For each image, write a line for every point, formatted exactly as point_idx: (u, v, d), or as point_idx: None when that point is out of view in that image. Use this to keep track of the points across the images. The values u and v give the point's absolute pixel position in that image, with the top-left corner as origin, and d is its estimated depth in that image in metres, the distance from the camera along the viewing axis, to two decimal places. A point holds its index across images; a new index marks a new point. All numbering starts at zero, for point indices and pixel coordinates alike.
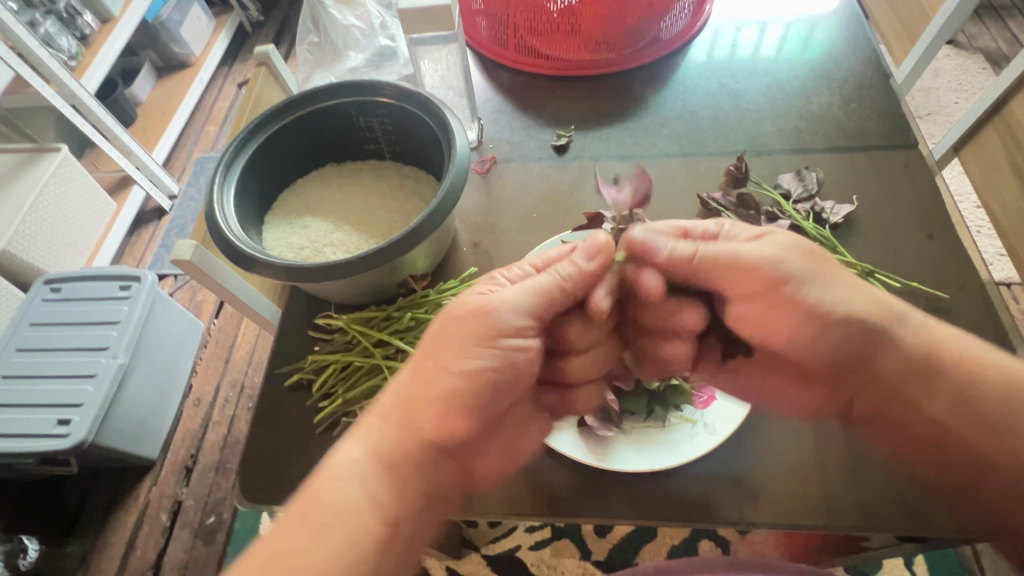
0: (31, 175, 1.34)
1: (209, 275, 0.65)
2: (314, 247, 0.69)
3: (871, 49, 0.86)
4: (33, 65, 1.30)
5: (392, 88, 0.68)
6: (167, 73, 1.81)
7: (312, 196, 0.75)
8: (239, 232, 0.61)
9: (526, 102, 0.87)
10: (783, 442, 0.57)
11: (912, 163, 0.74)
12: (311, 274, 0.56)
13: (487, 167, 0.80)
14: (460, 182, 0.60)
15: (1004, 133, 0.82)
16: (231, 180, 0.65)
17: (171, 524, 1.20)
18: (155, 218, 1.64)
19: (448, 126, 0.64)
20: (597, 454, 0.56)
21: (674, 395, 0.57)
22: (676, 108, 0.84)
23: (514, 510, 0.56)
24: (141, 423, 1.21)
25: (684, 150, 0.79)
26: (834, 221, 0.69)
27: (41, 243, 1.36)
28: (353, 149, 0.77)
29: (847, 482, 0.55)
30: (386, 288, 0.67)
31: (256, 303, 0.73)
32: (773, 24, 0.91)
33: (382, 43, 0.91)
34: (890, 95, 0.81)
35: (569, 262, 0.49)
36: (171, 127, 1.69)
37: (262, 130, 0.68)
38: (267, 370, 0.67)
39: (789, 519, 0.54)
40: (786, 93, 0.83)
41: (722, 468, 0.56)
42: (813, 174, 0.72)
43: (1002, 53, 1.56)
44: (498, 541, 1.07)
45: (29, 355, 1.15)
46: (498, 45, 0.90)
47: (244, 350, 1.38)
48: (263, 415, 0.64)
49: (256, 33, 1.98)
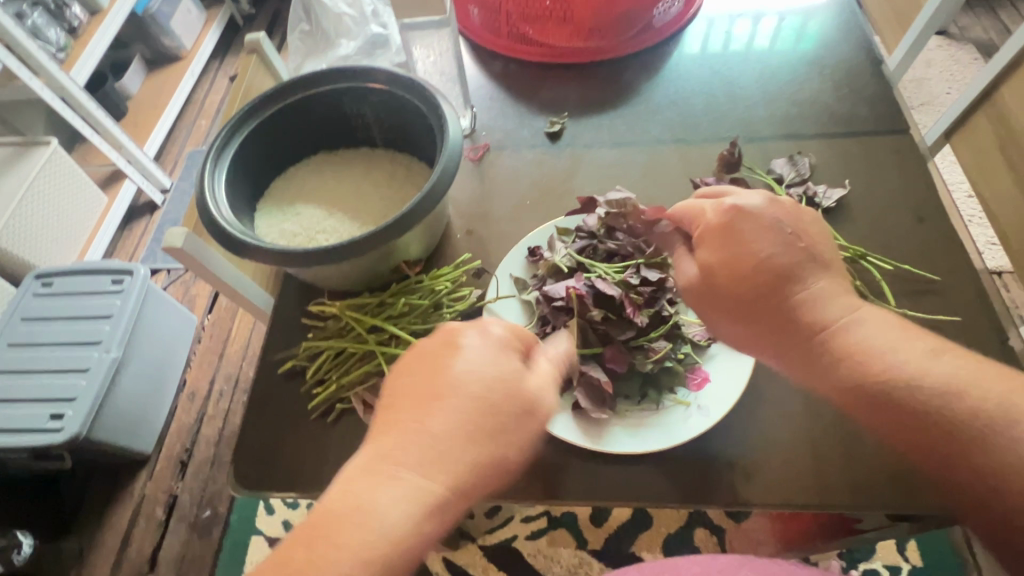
0: (21, 169, 1.33)
1: (202, 263, 0.64)
2: (306, 234, 0.69)
3: (862, 35, 0.86)
4: (22, 57, 1.29)
5: (383, 75, 0.68)
6: (158, 67, 1.79)
7: (304, 185, 0.74)
8: (230, 217, 0.60)
9: (520, 90, 0.86)
10: (774, 424, 0.58)
11: (902, 148, 0.75)
12: (301, 259, 0.56)
13: (480, 154, 0.80)
14: (453, 166, 0.60)
15: (994, 120, 0.83)
16: (222, 167, 0.64)
17: (166, 518, 1.20)
18: (148, 213, 1.63)
19: (441, 111, 0.64)
20: (592, 438, 0.56)
21: (668, 378, 0.57)
22: (668, 95, 0.84)
23: (510, 495, 0.56)
24: (136, 417, 1.20)
25: (678, 137, 0.79)
26: (825, 205, 0.70)
27: (32, 238, 1.35)
28: (344, 137, 0.77)
29: (840, 462, 0.55)
30: (379, 274, 0.66)
31: (249, 293, 0.73)
32: (768, 14, 0.91)
33: (374, 30, 0.90)
34: (882, 82, 0.81)
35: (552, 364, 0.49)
36: (163, 120, 1.68)
37: (253, 117, 0.68)
38: (261, 357, 0.67)
39: (782, 497, 0.54)
40: (778, 80, 0.83)
41: (717, 449, 0.57)
42: (806, 159, 0.72)
43: (994, 43, 1.57)
44: (495, 531, 1.07)
45: (21, 351, 1.15)
46: (491, 33, 0.90)
47: (238, 344, 1.38)
48: (257, 404, 0.64)
49: (247, 26, 1.96)
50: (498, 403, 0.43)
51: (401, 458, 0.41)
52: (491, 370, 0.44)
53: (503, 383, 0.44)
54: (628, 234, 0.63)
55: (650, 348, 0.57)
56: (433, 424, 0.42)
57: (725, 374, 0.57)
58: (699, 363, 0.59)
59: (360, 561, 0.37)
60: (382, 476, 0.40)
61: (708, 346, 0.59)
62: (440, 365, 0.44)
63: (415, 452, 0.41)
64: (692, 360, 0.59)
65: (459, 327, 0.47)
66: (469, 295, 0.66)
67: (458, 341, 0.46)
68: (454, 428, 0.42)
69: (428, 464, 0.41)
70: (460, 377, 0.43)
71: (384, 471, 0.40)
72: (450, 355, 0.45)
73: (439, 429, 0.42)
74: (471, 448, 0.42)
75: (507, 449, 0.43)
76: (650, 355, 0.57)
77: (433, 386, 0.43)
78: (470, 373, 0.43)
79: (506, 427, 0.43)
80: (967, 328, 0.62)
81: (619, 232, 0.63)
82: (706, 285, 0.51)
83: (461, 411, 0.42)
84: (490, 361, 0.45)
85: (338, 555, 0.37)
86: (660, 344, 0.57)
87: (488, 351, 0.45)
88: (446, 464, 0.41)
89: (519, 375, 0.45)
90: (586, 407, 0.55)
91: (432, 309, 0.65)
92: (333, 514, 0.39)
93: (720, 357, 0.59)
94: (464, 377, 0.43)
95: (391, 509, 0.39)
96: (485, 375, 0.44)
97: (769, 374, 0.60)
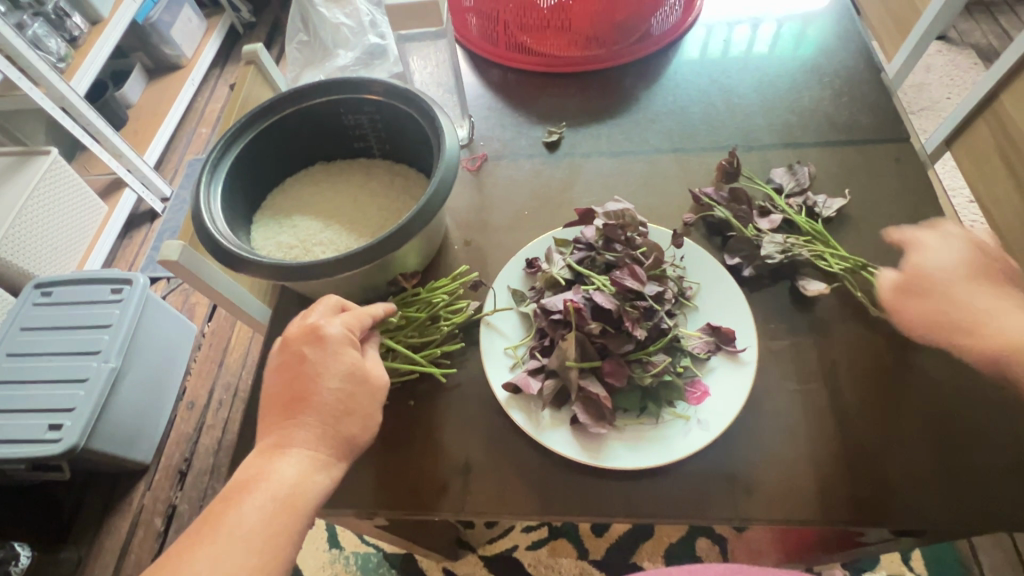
0: (21, 178, 1.33)
1: (197, 274, 0.64)
2: (304, 245, 0.68)
3: (862, 42, 0.86)
4: (22, 67, 1.29)
5: (380, 86, 0.68)
6: (158, 75, 1.79)
7: (301, 197, 0.74)
8: (226, 231, 0.60)
9: (518, 100, 0.86)
10: (775, 437, 0.57)
11: (903, 156, 0.74)
12: (296, 272, 0.56)
13: (478, 164, 0.80)
14: (450, 177, 0.59)
15: (995, 127, 0.82)
16: (218, 180, 0.64)
17: (165, 528, 1.19)
18: (148, 221, 1.63)
19: (438, 122, 0.63)
20: (589, 452, 0.55)
21: (667, 392, 0.56)
22: (667, 104, 0.83)
23: (507, 510, 0.56)
24: (135, 426, 1.20)
25: (677, 146, 0.79)
26: (826, 215, 0.69)
27: (32, 247, 1.35)
28: (341, 147, 0.77)
29: (842, 475, 0.55)
30: (376, 287, 0.66)
31: (245, 303, 0.73)
32: (766, 21, 0.91)
33: (372, 41, 0.90)
34: (881, 90, 0.80)
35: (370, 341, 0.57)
36: (162, 129, 1.68)
37: (249, 129, 0.67)
38: (257, 370, 0.67)
39: (784, 513, 0.54)
40: (777, 88, 0.83)
41: (717, 462, 0.56)
42: (805, 168, 0.71)
43: (992, 49, 1.57)
44: (495, 541, 1.06)
45: (20, 361, 1.14)
46: (490, 42, 0.90)
47: (238, 353, 1.38)
48: (254, 417, 0.63)
49: (247, 35, 1.97)
50: (355, 395, 0.51)
51: (296, 439, 0.48)
52: (344, 368, 0.51)
53: (352, 379, 0.51)
54: (626, 246, 0.62)
55: (649, 361, 0.56)
56: (301, 419, 0.49)
57: (724, 387, 0.57)
58: (699, 376, 0.58)
59: (261, 521, 0.45)
60: (274, 455, 0.48)
61: (707, 359, 0.59)
62: (300, 371, 0.50)
63: (302, 435, 0.49)
64: (692, 373, 0.58)
65: (304, 335, 0.52)
66: (465, 308, 0.65)
67: (307, 345, 0.51)
68: (324, 412, 0.49)
69: (315, 444, 0.49)
70: (317, 375, 0.50)
71: (276, 450, 0.48)
72: (303, 364, 0.51)
73: (312, 417, 0.49)
74: (345, 424, 0.50)
75: (371, 419, 0.52)
76: (649, 368, 0.56)
77: (299, 389, 0.50)
78: (324, 373, 0.50)
79: (366, 410, 0.52)
80: None
81: (617, 244, 0.62)
82: (904, 295, 0.59)
83: (327, 398, 0.50)
84: (341, 362, 0.51)
85: (243, 515, 0.45)
86: (659, 358, 0.56)
87: (338, 356, 0.51)
88: (331, 439, 0.49)
89: (363, 366, 0.52)
90: (584, 422, 0.54)
91: (429, 322, 0.64)
92: (245, 485, 0.47)
93: (720, 369, 0.58)
94: (319, 377, 0.50)
95: (280, 481, 0.47)
96: (338, 374, 0.51)
97: (769, 386, 0.60)
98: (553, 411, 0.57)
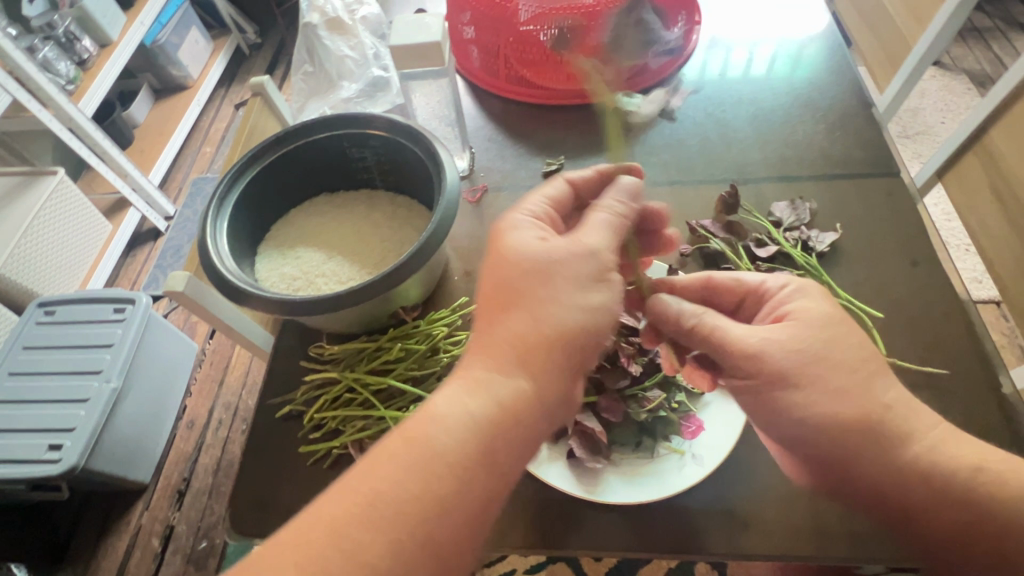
0: (27, 197, 1.34)
1: (200, 305, 0.65)
2: (307, 277, 0.70)
3: (853, 76, 0.88)
4: (32, 90, 1.31)
5: (383, 121, 0.69)
6: (164, 95, 1.82)
7: (304, 228, 0.75)
8: (232, 266, 0.61)
9: (518, 130, 0.89)
10: (768, 472, 0.58)
11: (894, 191, 0.76)
12: (301, 308, 0.57)
13: (478, 195, 0.81)
14: (451, 214, 0.61)
15: (984, 159, 0.84)
16: (224, 215, 0.65)
17: (162, 549, 1.19)
18: (151, 239, 1.64)
19: (439, 158, 0.65)
20: (586, 487, 0.55)
21: (661, 427, 0.57)
22: (664, 136, 0.85)
23: (505, 543, 0.56)
24: (135, 447, 1.20)
25: (672, 179, 0.80)
26: (820, 249, 0.70)
27: (37, 266, 1.36)
28: (345, 179, 0.79)
29: (835, 510, 0.56)
30: (377, 318, 0.67)
31: (248, 331, 0.74)
32: (761, 46, 0.94)
33: (376, 73, 0.93)
34: (872, 125, 0.82)
35: (616, 206, 0.50)
36: (168, 148, 1.70)
37: (256, 163, 0.69)
38: (259, 401, 0.68)
39: (779, 549, 0.54)
40: (771, 120, 0.85)
41: (713, 498, 0.57)
42: (807, 204, 0.73)
43: (986, 75, 1.59)
44: (493, 565, 1.05)
45: (21, 380, 1.15)
46: (490, 74, 0.92)
47: (238, 372, 1.38)
48: (255, 447, 0.64)
49: (253, 56, 2.00)
50: (535, 283, 0.45)
51: (484, 339, 0.44)
52: (512, 251, 0.47)
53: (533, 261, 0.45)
54: None
55: (644, 398, 0.59)
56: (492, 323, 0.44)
57: (718, 423, 0.58)
58: (693, 411, 0.59)
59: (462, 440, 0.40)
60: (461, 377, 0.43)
61: (701, 394, 0.60)
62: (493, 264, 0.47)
63: (484, 326, 0.44)
64: (686, 409, 0.59)
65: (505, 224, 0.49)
66: (465, 339, 0.67)
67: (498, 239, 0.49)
68: (508, 323, 0.44)
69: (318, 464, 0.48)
70: (507, 266, 0.46)
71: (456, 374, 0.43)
72: (498, 257, 0.47)
73: (498, 320, 0.44)
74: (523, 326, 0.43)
75: (557, 310, 0.44)
76: (644, 404, 0.58)
77: (490, 289, 0.46)
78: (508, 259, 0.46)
79: (549, 293, 0.44)
80: (959, 377, 0.62)
81: None
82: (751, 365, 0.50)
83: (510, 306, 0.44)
84: (512, 243, 0.47)
85: (440, 418, 0.40)
86: (653, 394, 0.59)
87: (507, 238, 0.48)
88: (518, 322, 0.44)
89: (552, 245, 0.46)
90: (581, 455, 0.55)
91: (428, 354, 0.66)
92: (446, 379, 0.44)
93: (714, 405, 0.59)
94: (500, 274, 0.46)
95: (475, 382, 0.42)
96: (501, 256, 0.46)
97: None
98: (550, 445, 0.58)
